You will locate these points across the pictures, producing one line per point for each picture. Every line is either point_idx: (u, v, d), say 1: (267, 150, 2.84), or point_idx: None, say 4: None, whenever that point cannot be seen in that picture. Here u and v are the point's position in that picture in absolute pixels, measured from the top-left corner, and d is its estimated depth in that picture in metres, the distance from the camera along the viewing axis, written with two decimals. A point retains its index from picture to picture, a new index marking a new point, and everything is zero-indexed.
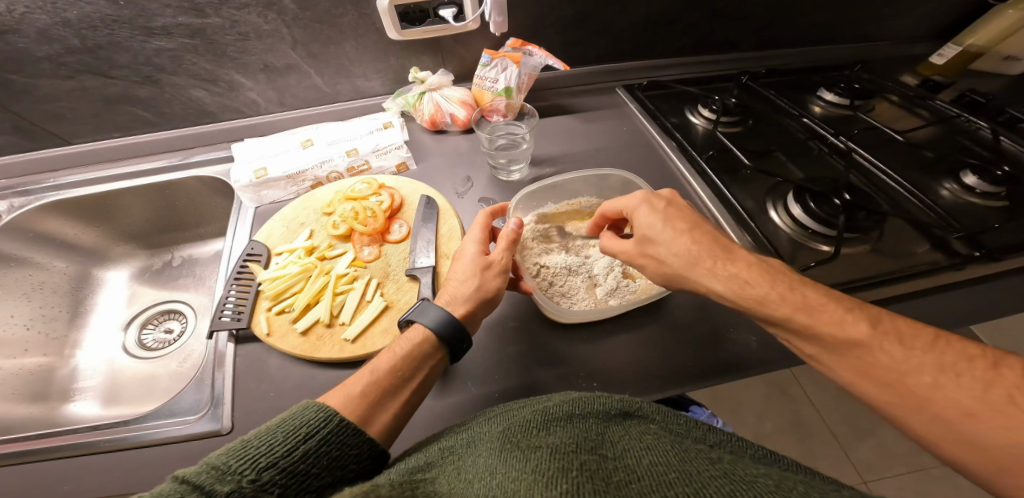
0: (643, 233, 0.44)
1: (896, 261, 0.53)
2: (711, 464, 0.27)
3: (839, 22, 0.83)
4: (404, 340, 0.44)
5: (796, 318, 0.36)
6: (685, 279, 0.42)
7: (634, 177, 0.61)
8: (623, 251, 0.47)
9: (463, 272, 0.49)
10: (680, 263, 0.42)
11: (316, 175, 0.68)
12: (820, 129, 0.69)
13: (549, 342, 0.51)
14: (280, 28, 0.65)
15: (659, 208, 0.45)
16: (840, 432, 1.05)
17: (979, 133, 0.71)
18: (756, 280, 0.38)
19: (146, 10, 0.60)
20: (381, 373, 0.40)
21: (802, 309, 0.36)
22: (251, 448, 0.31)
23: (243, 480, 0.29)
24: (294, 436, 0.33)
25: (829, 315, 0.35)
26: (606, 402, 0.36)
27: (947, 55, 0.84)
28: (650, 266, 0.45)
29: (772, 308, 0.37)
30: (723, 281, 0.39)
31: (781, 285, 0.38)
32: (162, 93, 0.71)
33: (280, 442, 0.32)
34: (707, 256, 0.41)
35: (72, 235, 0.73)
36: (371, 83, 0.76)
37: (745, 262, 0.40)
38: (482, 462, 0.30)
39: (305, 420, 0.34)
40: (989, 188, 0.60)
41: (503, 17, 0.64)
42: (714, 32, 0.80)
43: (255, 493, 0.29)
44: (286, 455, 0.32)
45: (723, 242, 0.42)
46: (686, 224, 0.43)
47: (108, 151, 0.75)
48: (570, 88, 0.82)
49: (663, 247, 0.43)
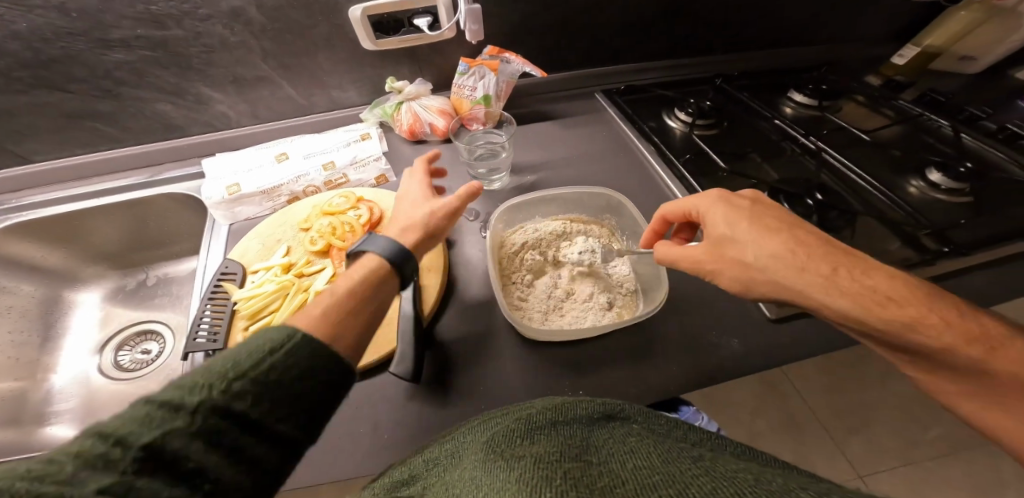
0: (721, 233, 0.41)
1: (870, 258, 0.55)
2: (692, 463, 0.27)
3: (807, 25, 0.85)
4: (358, 268, 0.42)
5: (962, 347, 0.34)
6: (789, 289, 0.38)
7: (620, 197, 0.60)
8: (692, 256, 0.43)
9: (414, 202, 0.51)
10: (785, 271, 0.38)
11: (292, 190, 0.66)
12: (790, 130, 0.71)
13: (533, 352, 0.51)
14: (247, 40, 0.64)
15: (745, 208, 0.41)
16: (832, 428, 1.07)
17: (941, 130, 0.74)
18: (899, 298, 0.35)
19: (103, 22, 0.57)
20: (340, 296, 0.38)
21: (975, 342, 0.34)
22: (209, 369, 0.26)
23: (213, 390, 0.25)
24: (261, 349, 0.28)
25: (1015, 354, 0.33)
26: (589, 407, 0.37)
27: (907, 55, 0.86)
28: (729, 271, 0.40)
29: (928, 333, 0.34)
30: (851, 297, 0.35)
31: (936, 307, 0.35)
32: (125, 108, 0.68)
33: (247, 356, 0.27)
34: (824, 263, 0.37)
35: (39, 258, 0.70)
36: (347, 94, 0.75)
37: (881, 274, 0.37)
38: (468, 475, 0.29)
39: (268, 337, 0.29)
40: (953, 184, 0.62)
41: (479, 25, 0.63)
42: (687, 35, 0.81)
43: (231, 399, 0.25)
44: (257, 366, 0.27)
45: (832, 249, 0.38)
46: (781, 227, 0.39)
47: (73, 169, 0.71)
48: (547, 95, 0.82)
49: (750, 248, 0.39)
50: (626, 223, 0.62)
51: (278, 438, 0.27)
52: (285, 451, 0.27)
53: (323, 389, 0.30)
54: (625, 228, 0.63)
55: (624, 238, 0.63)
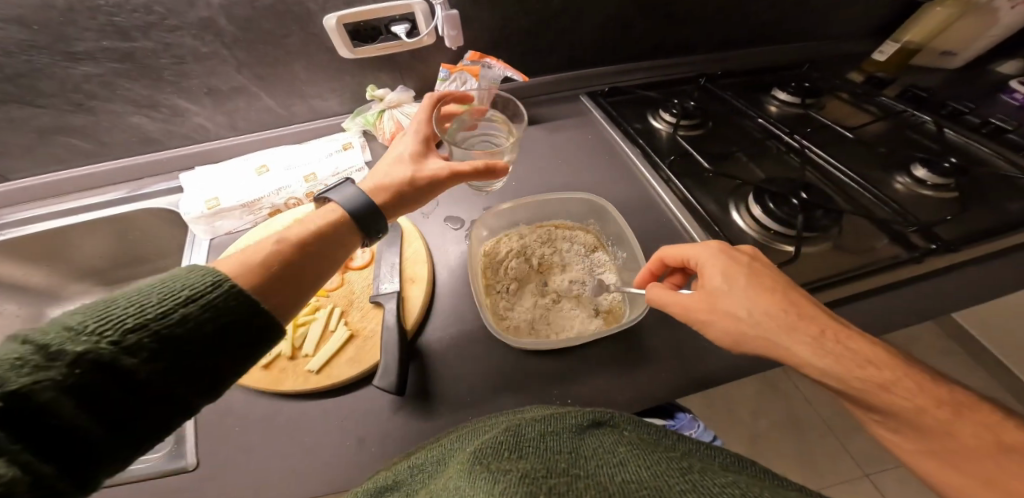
0: (714, 286, 0.41)
1: (857, 257, 0.54)
2: (682, 476, 0.27)
3: (788, 23, 0.85)
4: (319, 216, 0.41)
5: (936, 411, 0.34)
6: (777, 349, 0.38)
7: (604, 204, 0.61)
8: (678, 303, 0.43)
9: (398, 161, 0.49)
10: (775, 332, 0.38)
11: (273, 203, 0.64)
12: (775, 129, 0.71)
13: (520, 362, 0.50)
14: (220, 50, 0.62)
15: (743, 264, 0.42)
16: (837, 428, 1.08)
17: (924, 126, 0.73)
18: (877, 362, 0.36)
19: (66, 35, 0.56)
20: (286, 245, 0.37)
21: (944, 404, 0.34)
22: (44, 343, 0.24)
23: (103, 341, 0.25)
24: (172, 298, 0.28)
25: (980, 419, 0.34)
26: (577, 417, 0.36)
27: (887, 52, 0.86)
28: (719, 322, 0.40)
29: (903, 396, 0.34)
30: (835, 359, 0.36)
31: (914, 375, 0.35)
32: (99, 121, 0.66)
33: (155, 303, 0.27)
34: (813, 324, 0.37)
35: (21, 277, 0.69)
36: (328, 103, 0.74)
37: (866, 341, 0.38)
38: (451, 484, 0.28)
39: (127, 306, 0.27)
40: (939, 179, 0.62)
41: (458, 31, 0.63)
42: (669, 35, 0.80)
43: (131, 344, 0.26)
44: (161, 320, 0.27)
45: (823, 313, 0.39)
46: (776, 288, 0.40)
47: (53, 185, 0.70)
48: (531, 98, 0.81)
49: (744, 303, 0.39)
50: (612, 228, 0.62)
51: (178, 390, 0.28)
52: (183, 401, 0.28)
53: (227, 353, 0.30)
54: (611, 233, 0.62)
55: (611, 243, 0.62)
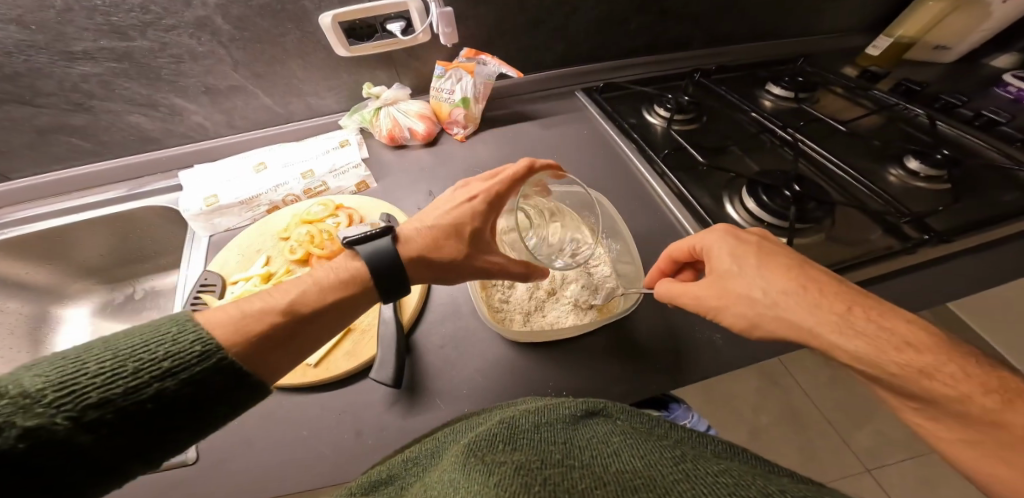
0: (726, 269, 0.42)
1: (850, 249, 0.55)
2: (675, 465, 0.27)
3: (782, 18, 0.85)
4: (332, 275, 0.41)
5: (985, 397, 0.33)
6: (794, 326, 0.38)
7: (607, 202, 0.62)
8: (694, 295, 0.43)
9: (457, 238, 0.46)
10: (797, 313, 0.38)
11: (272, 199, 0.65)
12: (768, 122, 0.71)
13: (516, 354, 0.50)
14: (217, 49, 0.63)
15: (752, 244, 0.43)
16: (838, 423, 1.09)
17: (917, 119, 0.74)
18: (918, 345, 0.35)
19: (64, 35, 0.56)
20: (289, 312, 0.37)
21: (993, 393, 0.33)
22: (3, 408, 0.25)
23: (61, 413, 0.26)
24: (147, 371, 0.29)
25: None
26: (571, 406, 0.36)
27: (881, 45, 0.86)
28: (734, 306, 0.41)
29: (946, 382, 0.33)
30: (864, 339, 0.35)
31: (959, 362, 0.34)
32: (98, 121, 0.67)
33: (127, 376, 0.28)
34: (841, 302, 0.37)
35: (25, 275, 0.70)
36: (324, 101, 0.75)
37: (901, 320, 0.37)
38: (445, 477, 0.28)
39: (96, 377, 0.28)
40: (931, 171, 0.62)
41: (452, 28, 0.63)
42: (663, 31, 0.81)
43: (86, 417, 0.27)
44: (130, 394, 0.28)
45: (845, 290, 0.39)
46: (789, 265, 0.40)
47: (54, 185, 0.70)
48: (526, 95, 0.81)
49: (759, 286, 0.40)
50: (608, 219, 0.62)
51: (127, 456, 0.29)
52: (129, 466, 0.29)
53: (185, 424, 0.31)
54: (608, 223, 0.62)
55: (608, 234, 0.61)
